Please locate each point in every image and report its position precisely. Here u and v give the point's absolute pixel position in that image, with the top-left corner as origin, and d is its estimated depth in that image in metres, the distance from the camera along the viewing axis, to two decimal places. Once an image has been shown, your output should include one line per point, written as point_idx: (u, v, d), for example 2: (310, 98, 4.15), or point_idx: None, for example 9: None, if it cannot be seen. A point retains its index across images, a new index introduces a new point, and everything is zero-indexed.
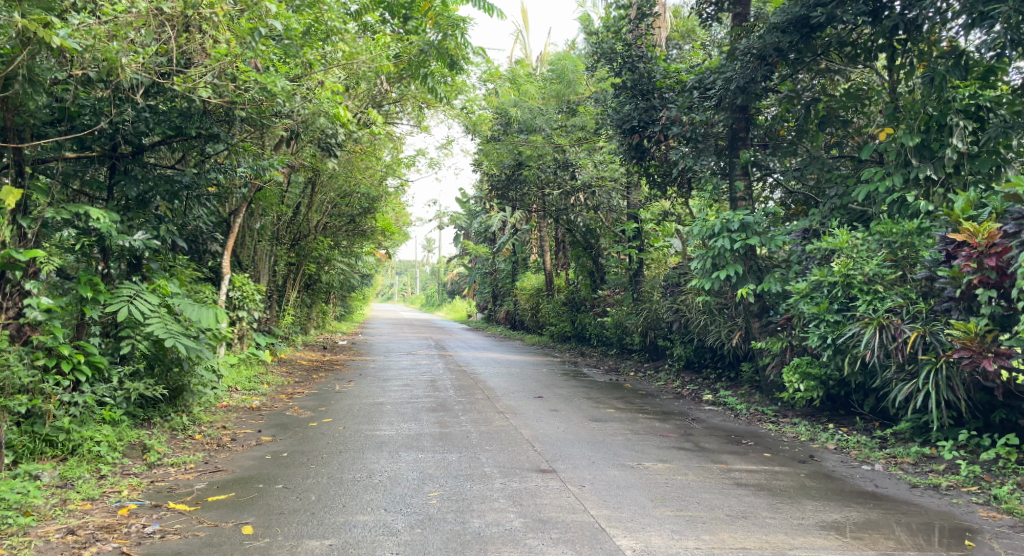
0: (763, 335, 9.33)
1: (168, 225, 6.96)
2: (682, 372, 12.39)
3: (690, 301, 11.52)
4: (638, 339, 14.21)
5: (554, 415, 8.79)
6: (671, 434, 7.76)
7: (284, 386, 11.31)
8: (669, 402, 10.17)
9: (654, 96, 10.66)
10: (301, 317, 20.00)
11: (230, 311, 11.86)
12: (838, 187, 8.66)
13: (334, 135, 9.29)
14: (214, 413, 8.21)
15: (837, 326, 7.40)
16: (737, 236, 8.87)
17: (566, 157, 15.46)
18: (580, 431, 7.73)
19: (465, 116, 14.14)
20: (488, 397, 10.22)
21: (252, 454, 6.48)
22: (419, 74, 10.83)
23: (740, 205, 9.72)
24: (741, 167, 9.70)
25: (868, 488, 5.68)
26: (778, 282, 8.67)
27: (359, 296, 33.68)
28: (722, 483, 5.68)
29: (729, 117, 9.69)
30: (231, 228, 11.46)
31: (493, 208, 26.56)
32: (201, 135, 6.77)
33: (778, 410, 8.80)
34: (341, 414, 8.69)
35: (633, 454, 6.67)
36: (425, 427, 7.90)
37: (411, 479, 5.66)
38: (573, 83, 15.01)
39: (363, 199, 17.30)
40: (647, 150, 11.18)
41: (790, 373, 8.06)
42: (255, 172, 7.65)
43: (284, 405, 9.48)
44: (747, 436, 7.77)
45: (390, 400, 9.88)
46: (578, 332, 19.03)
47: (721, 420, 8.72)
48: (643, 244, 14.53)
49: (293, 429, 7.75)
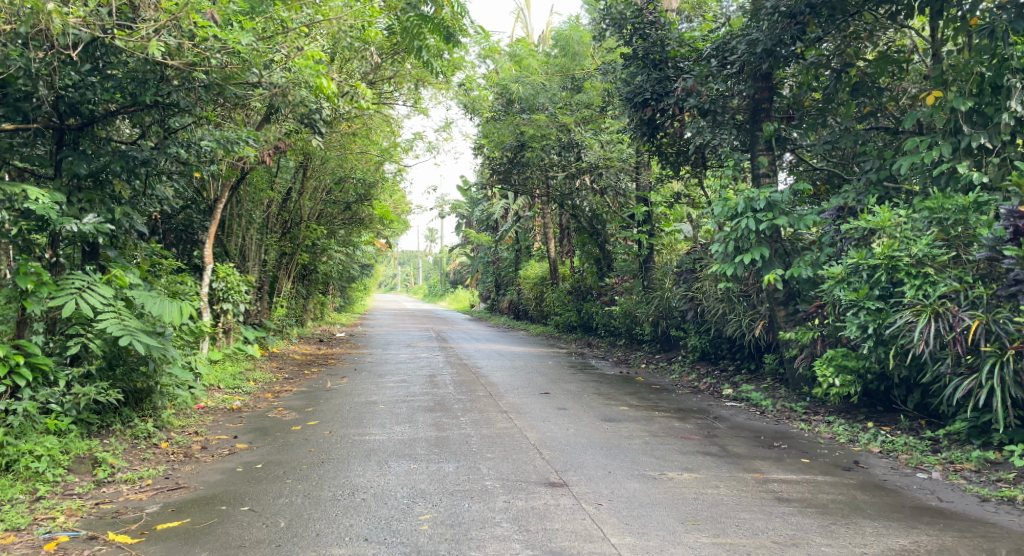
0: (790, 325, 8.55)
1: (125, 207, 6.14)
2: (697, 364, 11.63)
3: (707, 288, 10.72)
4: (649, 330, 13.43)
5: (562, 414, 8.02)
6: (694, 435, 6.98)
7: (272, 383, 10.53)
8: (687, 397, 9.39)
9: (667, 67, 9.79)
10: (297, 309, 19.24)
11: (213, 304, 11.10)
12: (875, 160, 7.82)
13: (318, 109, 8.49)
14: (186, 417, 7.43)
15: (880, 315, 6.61)
16: (763, 216, 8.02)
17: (571, 138, 14.30)
18: (591, 433, 6.97)
19: (462, 93, 13.33)
20: (491, 393, 9.45)
21: (220, 466, 5.71)
22: (412, 45, 10.05)
23: (763, 181, 8.91)
24: (764, 141, 8.89)
25: (931, 503, 4.90)
26: (808, 266, 7.86)
27: (359, 287, 32.99)
28: (762, 498, 4.91)
29: (750, 85, 8.86)
30: (213, 214, 10.70)
31: (495, 194, 25.72)
32: (158, 104, 5.97)
33: (809, 407, 8.00)
34: (329, 415, 7.92)
35: (654, 461, 5.90)
36: (420, 431, 7.10)
37: (399, 497, 4.89)
38: (578, 56, 14.37)
39: (358, 184, 16.52)
40: (659, 125, 10.28)
41: (824, 366, 7.29)
42: (225, 146, 6.78)
43: (268, 405, 8.72)
44: (778, 437, 6.98)
45: (384, 398, 9.10)
46: (585, 322, 18.23)
47: (747, 418, 7.93)
48: (653, 229, 13.74)
49: (273, 434, 6.98)
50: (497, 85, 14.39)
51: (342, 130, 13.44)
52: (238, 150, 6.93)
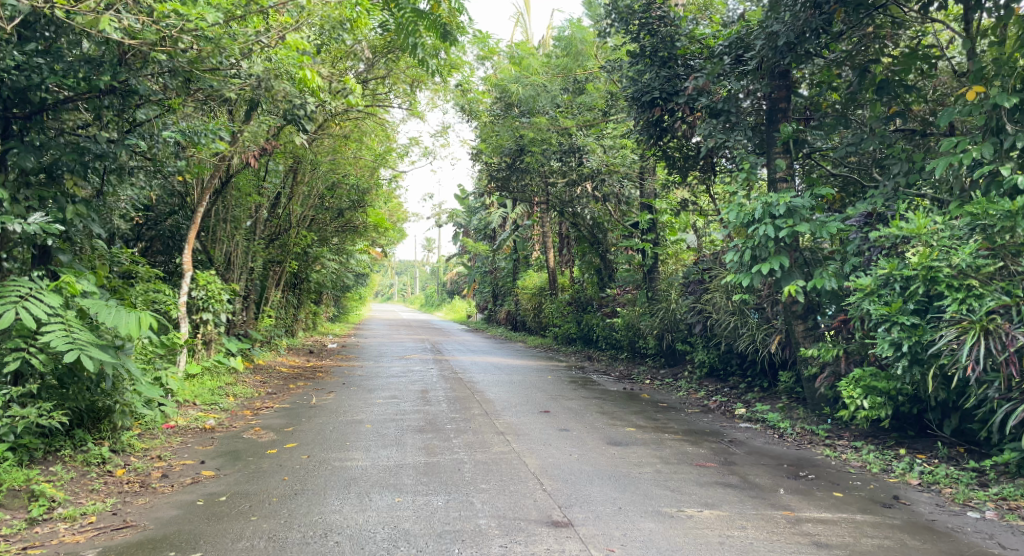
0: (809, 341, 7.93)
1: (79, 206, 5.52)
2: (704, 381, 11.00)
3: (717, 300, 10.10)
4: (653, 343, 12.80)
5: (564, 436, 7.37)
6: (710, 462, 6.34)
7: (252, 399, 9.88)
8: (697, 417, 8.74)
9: (676, 65, 9.24)
10: (286, 319, 18.55)
11: (192, 313, 10.45)
12: (904, 163, 7.23)
13: (302, 104, 7.88)
14: (151, 439, 6.79)
15: (915, 331, 6.03)
16: (782, 223, 7.40)
17: (573, 141, 13.65)
18: (597, 460, 6.33)
19: (459, 96, 12.78)
20: (486, 412, 8.77)
21: (179, 497, 5.07)
22: (408, 43, 9.49)
23: (780, 186, 8.30)
24: (782, 143, 8.29)
25: (992, 551, 4.26)
26: (832, 277, 7.23)
27: (353, 297, 32.42)
28: (797, 544, 4.27)
29: (766, 84, 8.31)
30: (193, 217, 10.07)
31: (493, 203, 25.16)
32: (118, 89, 5.43)
33: (832, 430, 7.37)
34: (309, 437, 7.25)
35: (670, 494, 5.26)
36: (408, 456, 6.45)
37: (378, 540, 4.26)
38: (580, 55, 13.45)
39: (351, 191, 15.92)
40: (668, 126, 9.65)
41: (850, 387, 6.68)
42: (187, 137, 6.21)
43: (245, 424, 8.06)
44: (802, 465, 6.33)
45: (371, 417, 8.42)
46: (585, 334, 17.58)
47: (765, 442, 7.28)
48: (658, 238, 13.17)
49: (246, 458, 6.33)
50: (496, 86, 13.82)
51: (331, 131, 12.85)
52: (205, 143, 6.37)
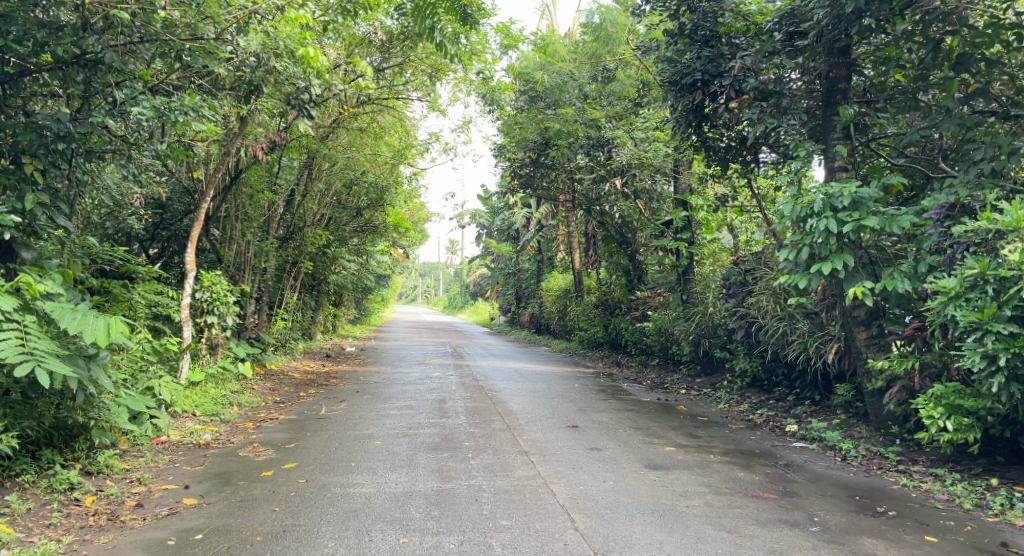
0: (873, 350, 7.04)
1: (39, 193, 5.00)
2: (746, 391, 10.11)
3: (764, 304, 9.20)
4: (688, 350, 11.90)
5: (597, 456, 6.57)
6: (768, 493, 5.47)
7: (258, 409, 9.18)
8: (744, 435, 7.86)
9: (719, 43, 8.39)
10: (303, 322, 17.92)
11: (196, 316, 9.75)
12: (989, 147, 6.31)
13: (306, 87, 7.12)
14: (135, 458, 6.10)
15: (1013, 341, 5.20)
16: (846, 216, 6.48)
17: (602, 134, 12.86)
18: (635, 488, 5.50)
19: (481, 88, 11.99)
20: (508, 426, 7.95)
21: (148, 536, 4.38)
22: (425, 26, 8.79)
23: (839, 176, 7.40)
24: (842, 127, 7.40)
25: None
26: (905, 278, 6.33)
27: (375, 298, 31.87)
28: None
29: (824, 61, 7.47)
30: (197, 215, 9.34)
31: (517, 204, 24.49)
32: (82, 60, 5.10)
33: (904, 454, 6.48)
34: (312, 456, 6.50)
35: (728, 537, 4.45)
36: (419, 481, 5.66)
37: None
38: (612, 40, 12.30)
39: (370, 188, 15.23)
40: (710, 112, 8.76)
41: (930, 406, 5.83)
42: (160, 114, 5.65)
43: (244, 438, 7.34)
44: (877, 496, 5.46)
45: (382, 431, 7.65)
46: (612, 339, 16.68)
47: (827, 467, 6.39)
48: (694, 237, 12.35)
49: (236, 482, 5.58)
50: (521, 76, 13.03)
51: (347, 124, 12.18)
52: (182, 123, 5.80)
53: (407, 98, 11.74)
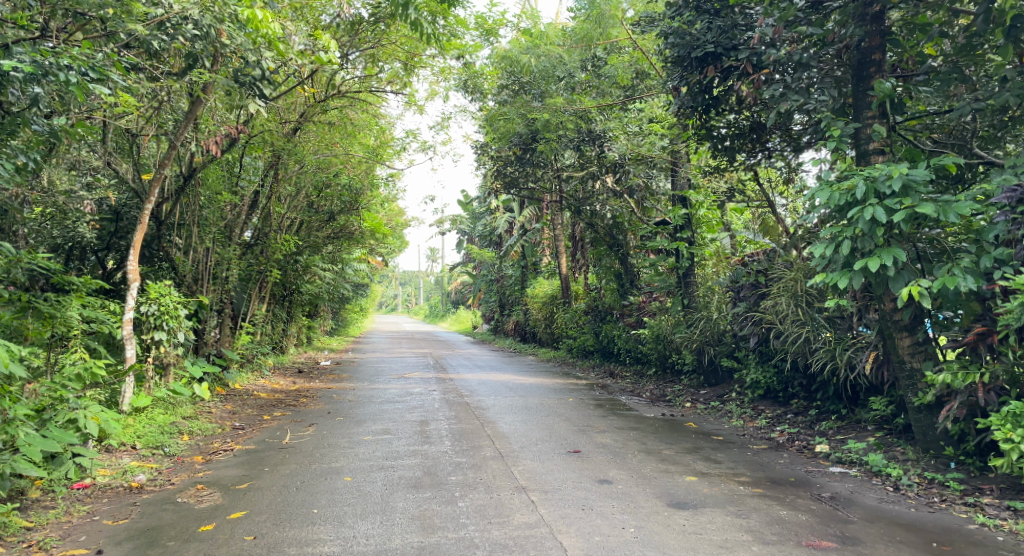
0: (921, 360, 6.10)
1: None
2: (759, 404, 9.17)
3: (782, 307, 8.26)
4: (691, 359, 10.95)
5: (609, 492, 5.53)
6: (826, 540, 4.46)
7: (212, 438, 7.99)
8: (770, 457, 6.86)
9: (731, 13, 7.57)
10: (274, 333, 16.74)
11: (140, 331, 8.54)
12: None
13: (258, 61, 6.42)
14: (43, 511, 4.97)
15: None
16: (896, 203, 5.52)
17: (594, 128, 11.94)
18: (663, 537, 4.48)
19: (463, 76, 10.94)
20: (501, 454, 6.85)
21: None
22: (398, 3, 7.74)
23: (876, 160, 6.43)
24: (880, 103, 6.44)
25: None
26: (967, 274, 5.38)
27: (353, 307, 30.70)
28: None
29: (856, 29, 6.51)
30: (139, 219, 8.13)
31: (501, 208, 23.52)
32: None
33: (968, 482, 5.53)
34: (265, 501, 5.36)
35: None
36: (396, 534, 4.56)
37: None
38: (604, 19, 10.95)
39: (344, 191, 14.12)
40: (721, 93, 7.84)
41: (1008, 427, 4.92)
42: (44, 70, 4.76)
43: (187, 477, 6.19)
44: (954, 541, 4.49)
45: (353, 465, 6.50)
46: (604, 347, 15.70)
47: (880, 499, 5.41)
48: (694, 236, 11.37)
49: (163, 543, 4.45)
50: (505, 65, 11.99)
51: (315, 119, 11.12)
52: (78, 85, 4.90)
53: (381, 93, 10.75)
